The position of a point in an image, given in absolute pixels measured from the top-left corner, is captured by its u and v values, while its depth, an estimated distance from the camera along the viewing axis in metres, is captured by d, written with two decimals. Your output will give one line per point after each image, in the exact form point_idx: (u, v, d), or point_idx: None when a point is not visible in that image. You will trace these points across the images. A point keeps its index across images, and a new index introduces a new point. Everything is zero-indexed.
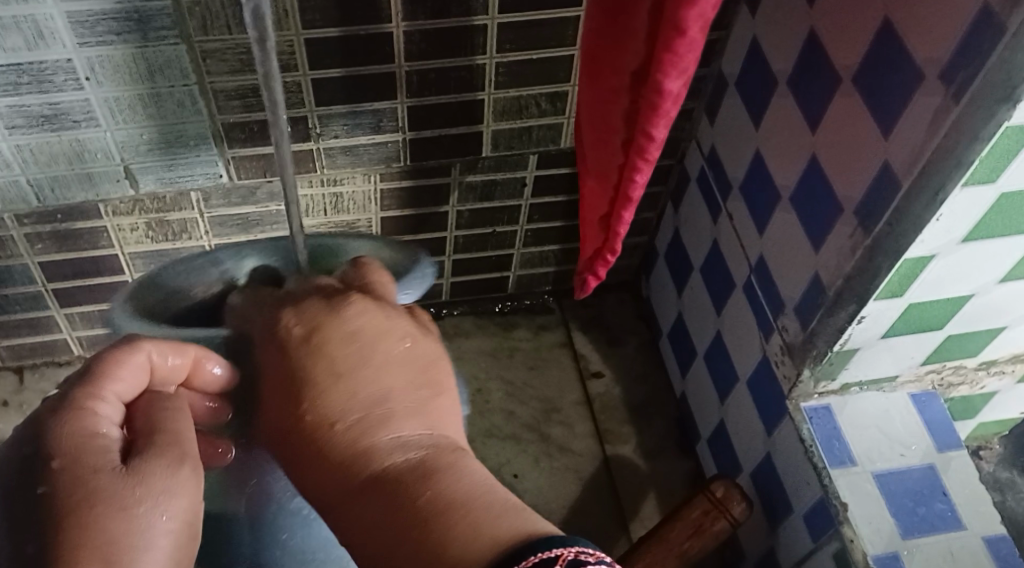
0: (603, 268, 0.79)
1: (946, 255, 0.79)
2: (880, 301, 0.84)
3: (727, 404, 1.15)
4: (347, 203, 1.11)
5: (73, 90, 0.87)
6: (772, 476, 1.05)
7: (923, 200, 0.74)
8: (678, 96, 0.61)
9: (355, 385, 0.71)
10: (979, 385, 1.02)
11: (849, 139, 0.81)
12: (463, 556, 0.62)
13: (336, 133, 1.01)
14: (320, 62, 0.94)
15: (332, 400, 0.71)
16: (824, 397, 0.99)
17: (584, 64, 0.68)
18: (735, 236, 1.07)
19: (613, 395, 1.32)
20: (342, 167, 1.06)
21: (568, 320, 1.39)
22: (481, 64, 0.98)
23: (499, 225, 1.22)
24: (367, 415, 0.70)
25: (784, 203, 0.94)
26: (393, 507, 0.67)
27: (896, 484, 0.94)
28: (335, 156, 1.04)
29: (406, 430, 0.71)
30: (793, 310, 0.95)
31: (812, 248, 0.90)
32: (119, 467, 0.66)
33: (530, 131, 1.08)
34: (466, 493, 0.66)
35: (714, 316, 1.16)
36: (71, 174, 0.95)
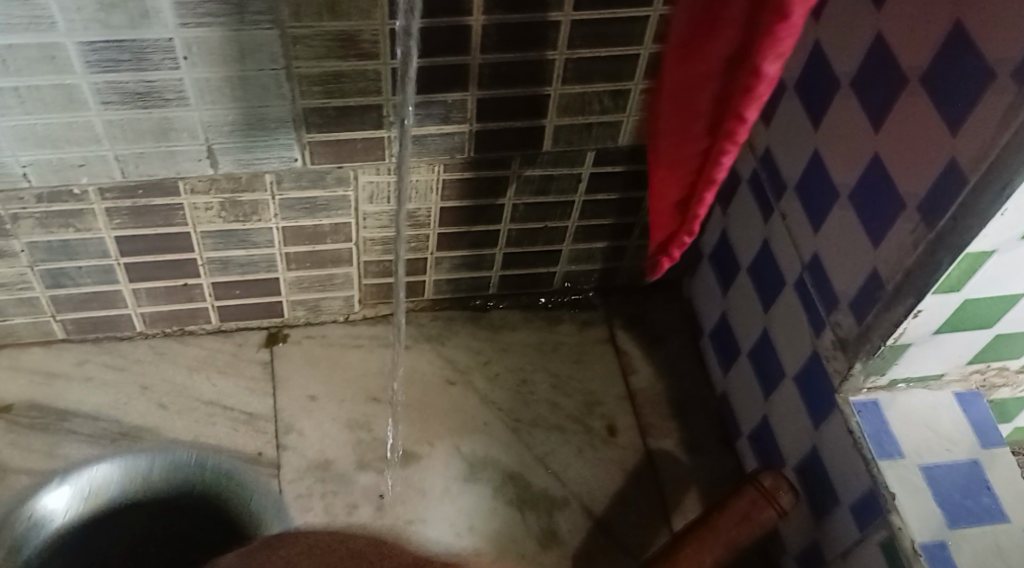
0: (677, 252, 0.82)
1: (1006, 251, 0.82)
2: (938, 295, 0.87)
3: (773, 400, 1.18)
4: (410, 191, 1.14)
5: (168, 68, 0.92)
6: (819, 471, 1.08)
7: (990, 194, 0.77)
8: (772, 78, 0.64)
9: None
10: (1020, 387, 1.04)
11: (913, 139, 0.84)
12: None
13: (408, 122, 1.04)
14: None
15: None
16: (872, 392, 1.02)
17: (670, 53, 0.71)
18: (787, 235, 1.10)
19: (655, 391, 1.35)
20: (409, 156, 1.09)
21: (611, 318, 1.41)
22: (551, 59, 1.02)
23: (551, 221, 1.24)
24: None
25: (841, 201, 0.97)
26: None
27: (944, 477, 0.97)
28: None
29: None
30: (848, 305, 0.99)
31: (870, 244, 0.93)
32: None
33: (590, 127, 1.12)
34: None
35: (762, 314, 1.19)
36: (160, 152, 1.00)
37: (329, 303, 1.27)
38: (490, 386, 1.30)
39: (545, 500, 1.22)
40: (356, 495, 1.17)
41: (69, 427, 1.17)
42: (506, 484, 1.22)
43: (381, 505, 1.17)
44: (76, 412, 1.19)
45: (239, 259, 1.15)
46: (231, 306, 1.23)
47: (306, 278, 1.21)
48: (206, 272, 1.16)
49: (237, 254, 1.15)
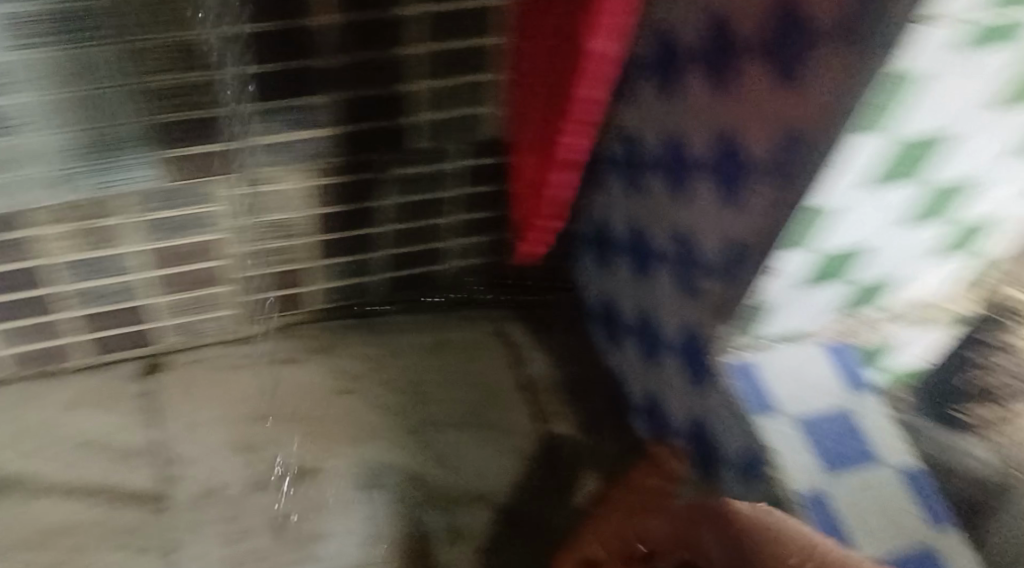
0: None
1: (850, 205, 0.86)
2: (793, 252, 0.91)
3: (659, 374, 1.21)
4: (273, 201, 1.13)
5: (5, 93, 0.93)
6: (705, 435, 1.11)
7: (828, 148, 0.80)
8: None
9: None
10: (886, 333, 1.06)
11: (755, 105, 0.87)
12: None
13: (258, 131, 1.05)
14: (247, 59, 0.98)
15: None
16: (745, 353, 1.04)
17: None
18: (654, 211, 1.13)
19: (548, 378, 1.35)
20: (271, 165, 1.08)
21: (501, 312, 1.40)
22: (404, 56, 1.04)
23: (428, 218, 1.25)
24: None
25: (696, 171, 1.00)
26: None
27: (818, 427, 1.01)
28: (259, 154, 1.07)
29: None
30: (715, 271, 1.01)
31: (726, 209, 0.95)
32: None
33: (453, 121, 1.13)
34: None
35: (640, 291, 1.22)
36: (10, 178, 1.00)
37: (207, 325, 1.26)
38: (382, 390, 1.29)
39: (446, 499, 1.21)
40: (250, 520, 1.16)
41: None
42: (405, 488, 1.21)
43: (279, 528, 1.16)
44: None
45: (103, 289, 1.14)
46: (104, 339, 1.21)
47: (178, 300, 1.20)
48: (70, 305, 1.15)
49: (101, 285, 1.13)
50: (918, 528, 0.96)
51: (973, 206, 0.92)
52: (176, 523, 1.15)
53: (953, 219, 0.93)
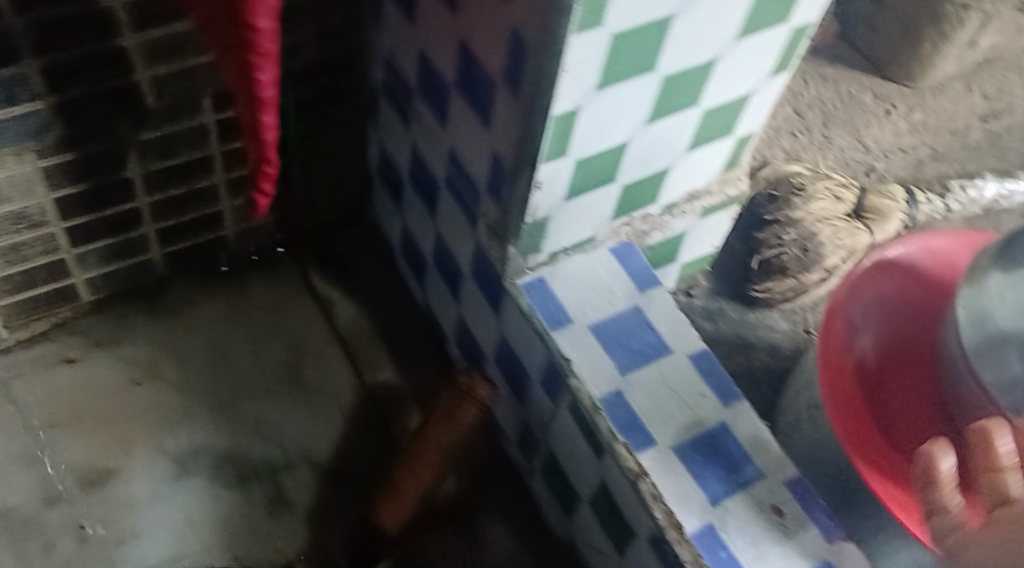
0: (268, 184, 0.79)
1: (590, 104, 0.85)
2: (550, 163, 0.90)
3: (462, 301, 1.19)
4: (9, 190, 1.03)
5: None
6: (510, 355, 1.11)
7: (549, 52, 0.78)
8: None
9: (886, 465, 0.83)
10: (669, 229, 1.12)
11: (485, 15, 0.84)
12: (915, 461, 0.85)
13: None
14: None
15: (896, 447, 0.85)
16: (536, 271, 1.05)
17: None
18: (427, 137, 1.10)
19: (361, 322, 1.33)
20: None
21: (304, 263, 1.36)
22: (109, 6, 0.91)
23: (194, 179, 1.16)
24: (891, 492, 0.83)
25: (453, 91, 0.97)
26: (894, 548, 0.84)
27: (610, 330, 1.01)
28: None
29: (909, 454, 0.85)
30: (487, 192, 1.00)
31: (483, 127, 0.94)
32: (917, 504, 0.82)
33: (193, 71, 1.02)
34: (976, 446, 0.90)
35: (432, 221, 1.19)
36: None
37: None
38: (184, 370, 1.24)
39: (268, 467, 1.19)
40: (52, 532, 1.12)
41: None
42: (222, 466, 1.18)
43: (85, 537, 1.12)
44: None
45: None
46: None
47: None
48: None
49: None
50: (714, 409, 0.97)
51: (709, 88, 0.91)
52: None
53: (694, 103, 0.92)
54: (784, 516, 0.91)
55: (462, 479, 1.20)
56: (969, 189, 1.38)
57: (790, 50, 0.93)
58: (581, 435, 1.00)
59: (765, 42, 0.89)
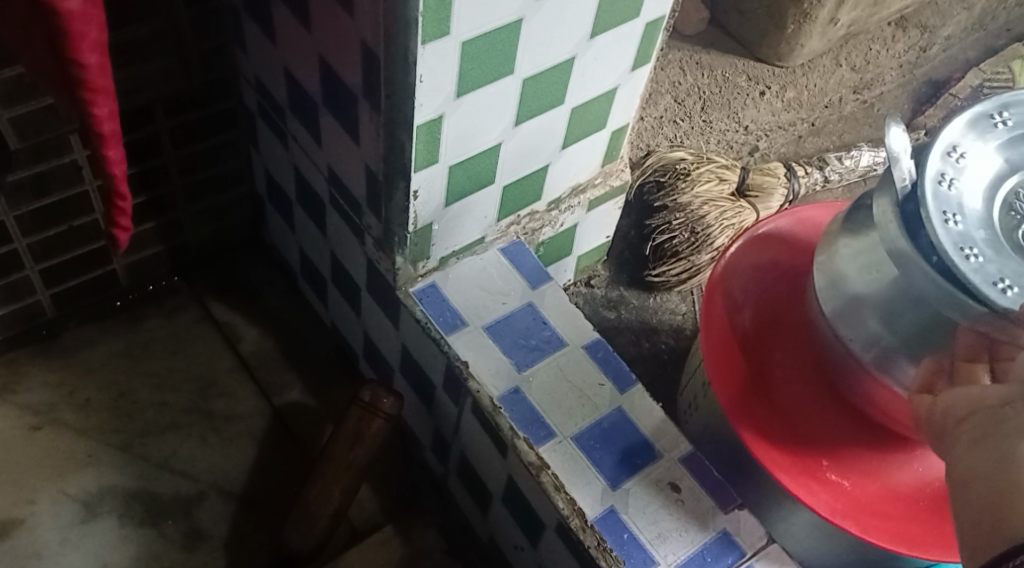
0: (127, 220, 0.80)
1: (453, 112, 0.85)
2: (423, 171, 0.91)
3: (364, 314, 1.20)
4: None
5: None
6: (413, 364, 1.12)
7: (400, 65, 0.78)
8: (83, 14, 0.65)
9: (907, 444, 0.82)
10: (559, 223, 1.16)
11: (335, 30, 0.84)
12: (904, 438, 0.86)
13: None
14: None
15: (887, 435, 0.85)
16: (428, 276, 1.07)
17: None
18: (305, 156, 1.09)
19: (267, 347, 1.33)
20: None
21: (201, 294, 1.35)
22: None
23: (72, 219, 1.14)
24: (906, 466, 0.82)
25: (321, 108, 0.97)
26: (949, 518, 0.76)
27: (504, 329, 1.03)
28: None
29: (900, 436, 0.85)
30: (367, 205, 1.01)
31: (353, 140, 0.94)
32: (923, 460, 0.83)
33: (50, 110, 1.00)
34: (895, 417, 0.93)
35: (324, 239, 1.19)
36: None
37: None
38: (84, 413, 1.23)
39: (180, 502, 1.18)
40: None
41: None
42: (131, 507, 1.17)
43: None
44: None
45: None
46: None
47: None
48: None
49: None
50: (611, 396, 0.99)
51: (574, 85, 0.94)
52: None
53: (562, 101, 0.95)
54: (680, 491, 0.94)
55: (379, 492, 1.21)
56: (846, 159, 1.43)
57: (648, 42, 0.96)
58: (485, 436, 1.02)
59: (621, 38, 0.92)
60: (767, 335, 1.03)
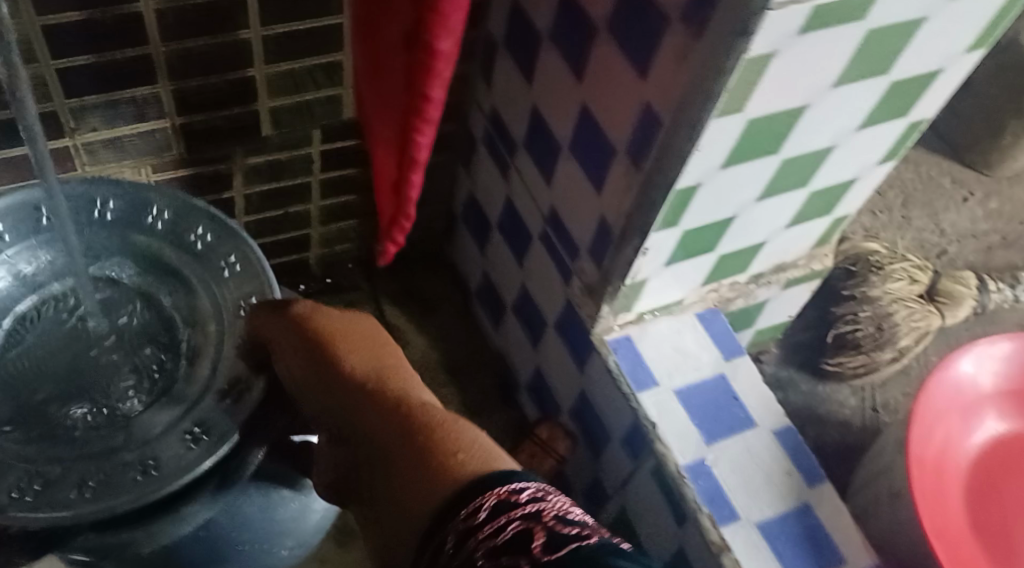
0: (402, 235, 0.82)
1: (709, 182, 0.88)
2: (661, 232, 0.92)
3: (541, 349, 1.22)
4: None
5: None
6: (587, 410, 1.14)
7: (683, 133, 0.81)
8: (449, 56, 0.65)
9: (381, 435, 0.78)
10: (752, 296, 1.14)
11: (610, 85, 0.87)
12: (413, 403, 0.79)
13: (92, 126, 0.92)
14: (63, 50, 0.84)
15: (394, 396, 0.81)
16: (624, 329, 1.08)
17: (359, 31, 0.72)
18: (528, 192, 1.14)
19: (432, 357, 1.36)
20: (105, 163, 0.96)
21: (378, 296, 1.40)
22: (246, 38, 0.91)
23: (291, 206, 1.17)
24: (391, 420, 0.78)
25: (565, 151, 1.01)
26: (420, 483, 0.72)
27: (695, 397, 1.04)
28: (95, 152, 0.94)
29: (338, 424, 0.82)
30: (587, 252, 1.03)
31: (594, 191, 0.97)
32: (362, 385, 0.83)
33: (310, 106, 1.02)
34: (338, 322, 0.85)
35: (518, 269, 1.23)
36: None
37: None
38: None
39: None
40: None
41: None
42: None
43: None
44: None
45: None
46: None
47: None
48: None
49: None
50: (798, 488, 1.00)
51: (822, 172, 0.95)
52: None
53: (804, 185, 0.96)
54: None
55: None
56: None
57: (902, 141, 0.97)
58: (662, 502, 1.03)
59: (880, 133, 0.93)
60: (984, 482, 1.08)
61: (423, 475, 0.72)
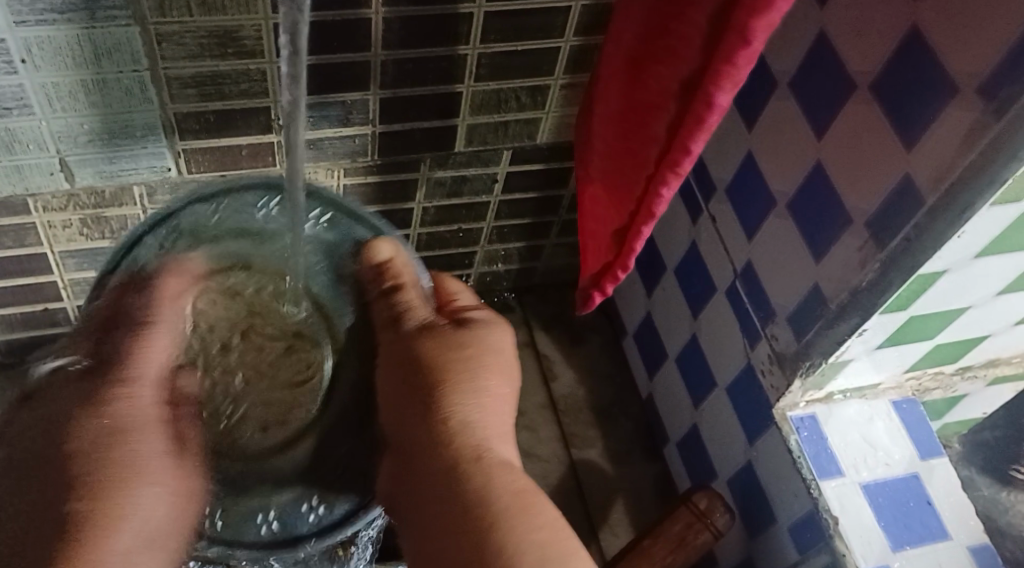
0: (611, 286, 0.74)
1: (958, 270, 0.78)
2: (884, 315, 0.83)
3: (702, 409, 1.12)
4: None
5: (5, 73, 0.81)
6: (751, 484, 1.04)
7: (946, 218, 0.72)
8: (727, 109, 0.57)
9: (464, 417, 0.79)
10: (952, 389, 1.03)
11: (860, 148, 0.78)
12: (487, 494, 0.75)
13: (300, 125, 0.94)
14: None
15: (494, 480, 0.76)
16: (809, 406, 0.97)
17: (623, 62, 0.64)
18: (718, 239, 1.03)
19: (578, 397, 1.28)
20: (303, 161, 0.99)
21: (530, 319, 1.33)
22: (463, 54, 0.93)
23: (465, 222, 1.17)
24: (463, 457, 0.77)
25: (780, 207, 0.90)
26: (444, 494, 0.76)
27: (884, 495, 0.94)
28: None
29: (502, 453, 0.79)
30: (787, 319, 0.93)
31: (811, 256, 0.87)
32: (471, 451, 0.77)
33: (506, 125, 1.03)
34: (499, 343, 0.82)
35: (689, 319, 1.12)
36: (16, 185, 0.90)
37: None
38: None
39: None
40: None
41: None
42: None
43: None
44: None
45: None
46: None
47: None
48: (69, 296, 1.04)
49: None
50: None
51: None
52: None
53: None
54: None
55: None
56: None
57: None
58: None
59: None
60: None
61: (450, 484, 0.76)
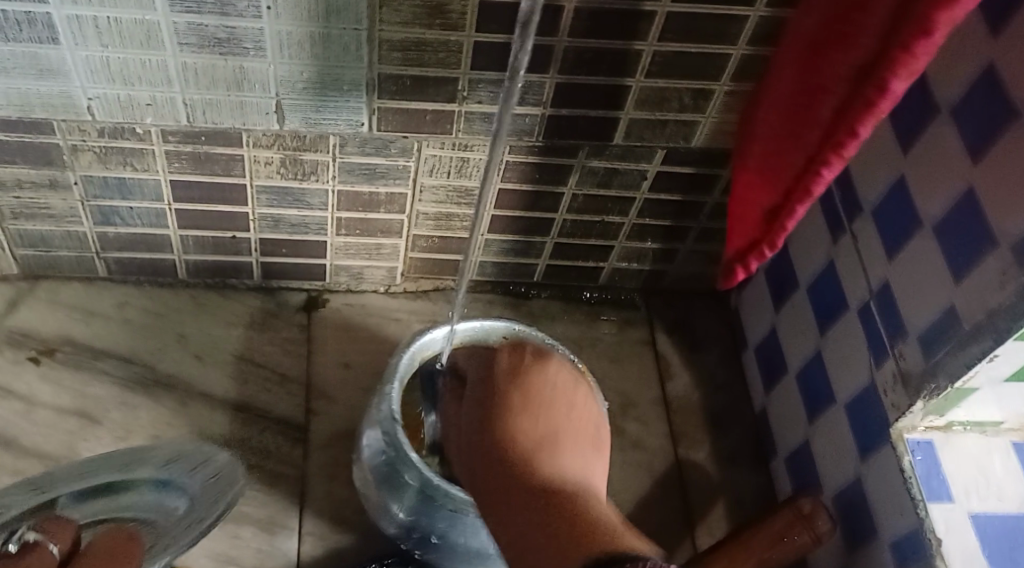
0: (757, 262, 0.79)
1: None
2: (1019, 342, 0.85)
3: (817, 424, 1.15)
4: (472, 169, 1.11)
5: (251, 17, 0.91)
6: (859, 500, 1.06)
7: None
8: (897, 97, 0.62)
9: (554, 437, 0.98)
10: None
11: (1016, 175, 0.81)
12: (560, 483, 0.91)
13: (480, 98, 1.02)
14: (487, 26, 0.94)
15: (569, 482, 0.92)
16: (927, 432, 1.00)
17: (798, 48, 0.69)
18: (857, 258, 1.06)
19: (692, 399, 1.32)
20: (478, 132, 1.06)
21: (653, 319, 1.38)
22: (639, 50, 1.00)
23: (608, 215, 1.23)
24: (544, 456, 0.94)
25: (926, 229, 0.93)
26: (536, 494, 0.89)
27: (991, 526, 0.96)
28: (474, 121, 1.05)
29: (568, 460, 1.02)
30: (917, 339, 0.95)
31: (950, 278, 0.90)
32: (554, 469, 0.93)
33: (665, 124, 1.09)
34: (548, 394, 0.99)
35: (816, 335, 1.15)
36: (235, 118, 1.01)
37: (372, 272, 1.26)
38: None
39: None
40: None
41: (99, 367, 1.17)
42: None
43: None
44: (108, 353, 1.18)
45: (291, 219, 1.15)
46: (273, 263, 1.22)
47: (350, 245, 1.20)
48: (255, 228, 1.15)
49: (290, 213, 1.14)
50: None
51: None
52: (314, 459, 1.16)
53: None
54: None
55: None
56: None
57: None
58: None
59: None
60: None
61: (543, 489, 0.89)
